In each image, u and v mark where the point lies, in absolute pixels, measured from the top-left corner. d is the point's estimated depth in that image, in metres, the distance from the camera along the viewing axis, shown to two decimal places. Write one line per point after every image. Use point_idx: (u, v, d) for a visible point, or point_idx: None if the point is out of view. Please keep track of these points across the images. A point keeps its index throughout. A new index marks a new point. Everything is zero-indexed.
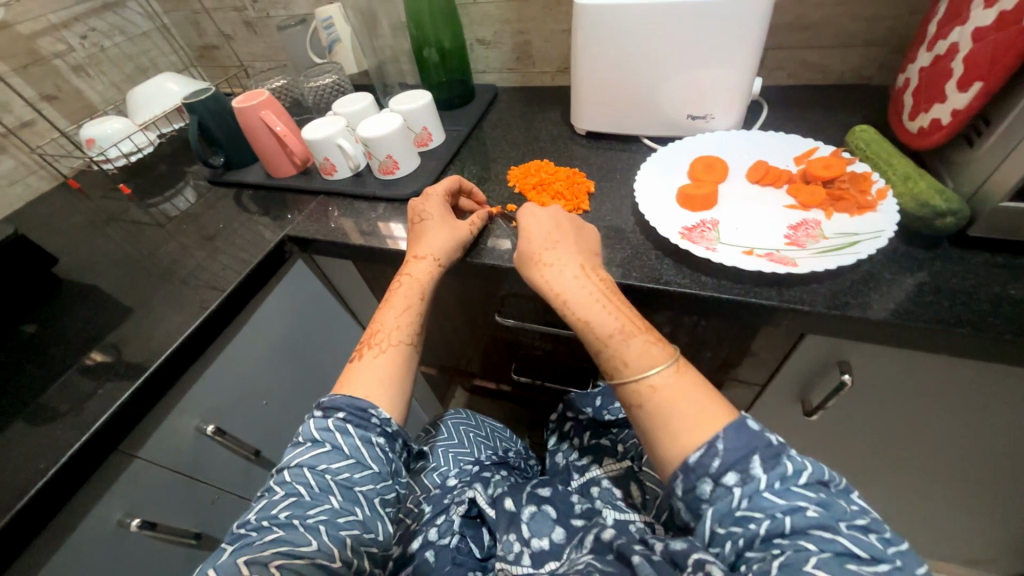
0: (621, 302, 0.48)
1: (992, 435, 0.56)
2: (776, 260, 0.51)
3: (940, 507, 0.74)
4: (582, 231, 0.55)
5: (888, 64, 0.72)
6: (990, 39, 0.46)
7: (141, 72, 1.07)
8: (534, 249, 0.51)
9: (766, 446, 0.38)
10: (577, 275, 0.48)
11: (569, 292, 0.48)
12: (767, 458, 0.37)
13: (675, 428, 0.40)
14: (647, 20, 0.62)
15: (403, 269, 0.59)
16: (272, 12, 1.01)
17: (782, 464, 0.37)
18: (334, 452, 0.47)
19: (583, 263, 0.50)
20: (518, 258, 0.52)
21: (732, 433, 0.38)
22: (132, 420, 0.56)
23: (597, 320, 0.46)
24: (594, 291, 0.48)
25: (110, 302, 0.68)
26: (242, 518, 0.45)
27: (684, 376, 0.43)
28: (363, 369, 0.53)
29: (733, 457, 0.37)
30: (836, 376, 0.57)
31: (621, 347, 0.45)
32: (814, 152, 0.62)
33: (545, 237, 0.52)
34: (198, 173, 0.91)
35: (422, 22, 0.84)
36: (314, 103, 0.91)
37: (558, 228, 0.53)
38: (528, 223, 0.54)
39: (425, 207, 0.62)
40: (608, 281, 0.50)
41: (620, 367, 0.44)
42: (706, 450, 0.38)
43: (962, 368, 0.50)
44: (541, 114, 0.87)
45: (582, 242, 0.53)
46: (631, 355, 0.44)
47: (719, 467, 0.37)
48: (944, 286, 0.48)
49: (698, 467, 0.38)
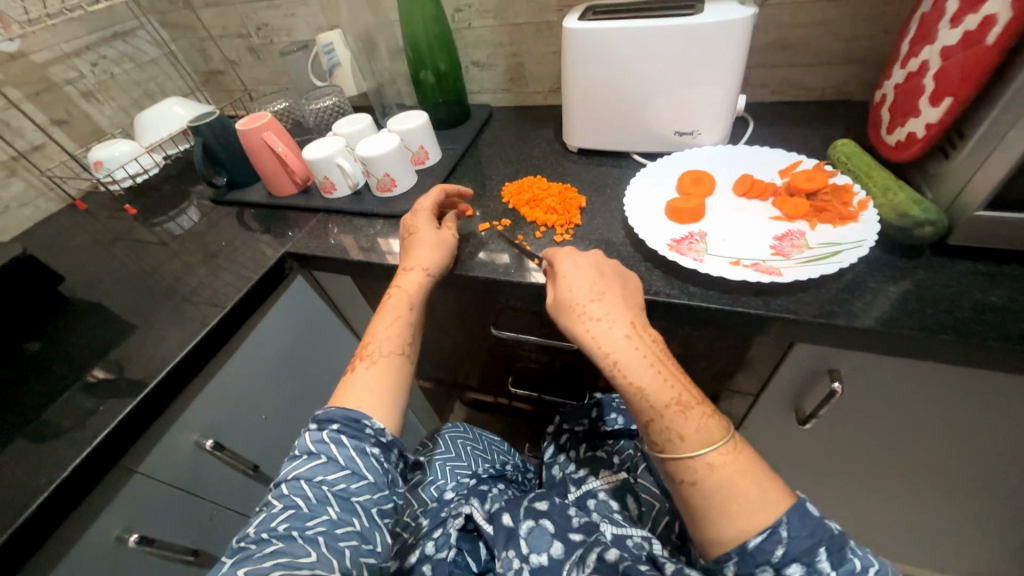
0: (671, 364, 0.47)
1: (982, 440, 0.57)
2: (761, 270, 0.53)
3: (939, 517, 0.74)
4: (625, 281, 0.53)
5: (867, 81, 0.75)
6: (956, 57, 0.49)
7: (149, 97, 1.10)
8: (581, 303, 0.48)
9: (831, 537, 0.39)
10: (629, 335, 0.46)
11: (621, 353, 0.46)
12: (833, 551, 0.39)
13: (734, 510, 0.40)
14: (633, 43, 0.64)
15: (394, 282, 0.61)
16: (275, 38, 1.05)
17: (848, 559, 0.39)
18: (330, 464, 0.48)
19: (632, 321, 0.48)
20: (562, 310, 0.50)
21: (795, 521, 0.39)
22: (133, 435, 0.57)
23: (651, 385, 0.44)
24: (647, 354, 0.46)
25: (114, 319, 0.70)
26: (241, 532, 0.45)
27: (740, 455, 0.42)
28: (357, 381, 0.53)
29: (796, 546, 0.39)
30: (826, 385, 0.58)
31: (676, 419, 0.43)
32: (798, 165, 0.64)
33: (592, 289, 0.49)
34: (202, 193, 0.93)
35: (418, 46, 0.88)
36: (315, 124, 0.94)
37: (603, 279, 0.51)
38: (569, 271, 0.52)
39: (413, 221, 0.64)
40: (655, 339, 0.48)
41: (675, 440, 0.43)
42: (768, 536, 0.39)
43: (950, 374, 0.51)
44: (534, 132, 0.90)
45: (628, 295, 0.51)
46: (689, 429, 0.43)
47: (782, 556, 0.38)
48: (927, 294, 0.50)
49: (759, 552, 0.39)
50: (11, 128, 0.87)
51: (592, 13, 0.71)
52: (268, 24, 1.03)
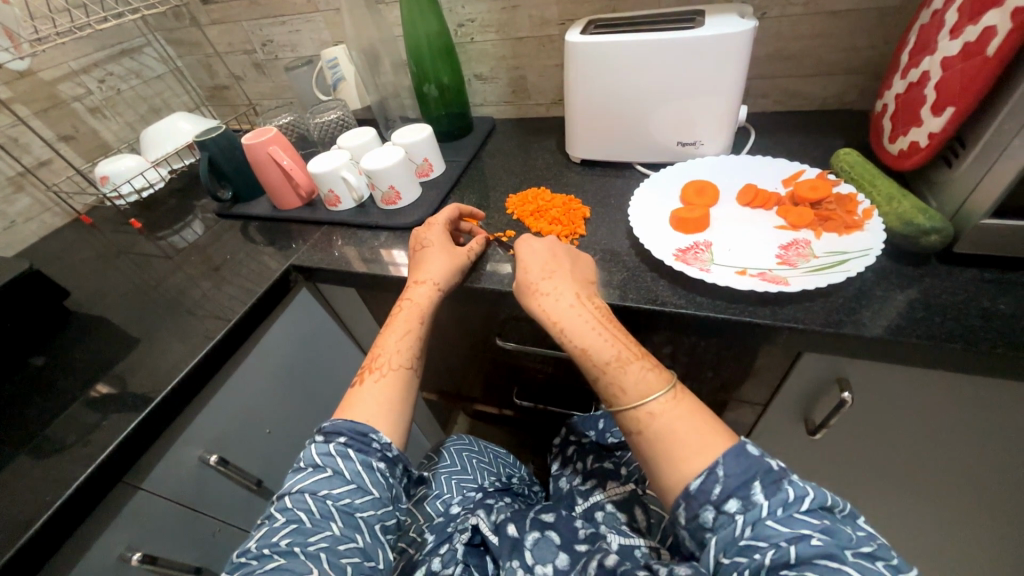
0: (617, 329, 0.50)
1: (994, 448, 0.56)
2: (768, 279, 0.53)
3: (954, 527, 0.72)
4: (576, 260, 0.57)
5: (866, 91, 0.75)
6: (956, 68, 0.49)
7: (154, 112, 1.11)
8: (533, 280, 0.53)
9: (766, 471, 0.39)
10: (575, 305, 0.50)
11: (567, 321, 0.50)
12: (767, 483, 0.38)
13: (675, 453, 0.42)
14: (634, 55, 0.65)
15: (404, 293, 0.61)
16: (280, 54, 1.07)
17: (783, 490, 0.38)
18: (335, 477, 0.47)
19: (578, 291, 0.52)
20: (518, 290, 0.54)
21: (731, 459, 0.40)
22: (138, 451, 0.56)
23: (594, 347, 0.48)
24: (589, 319, 0.49)
25: (118, 334, 0.69)
26: (242, 547, 0.45)
27: (681, 403, 0.44)
28: (365, 393, 0.53)
29: (734, 483, 0.39)
30: (836, 394, 0.57)
31: (617, 374, 0.46)
32: (801, 174, 0.65)
33: (540, 266, 0.54)
34: (206, 207, 0.94)
35: (422, 60, 0.89)
36: (319, 137, 0.95)
37: (553, 258, 0.55)
38: (523, 253, 0.56)
39: (427, 234, 0.65)
40: (602, 308, 0.52)
41: (618, 394, 0.46)
42: (707, 476, 0.39)
43: (961, 382, 0.51)
44: (537, 144, 0.91)
45: (577, 271, 0.55)
46: (629, 382, 0.46)
47: (720, 494, 0.39)
48: (935, 302, 0.49)
49: (700, 494, 0.39)
50: (19, 144, 0.88)
51: (593, 26, 0.72)
52: (273, 41, 1.05)
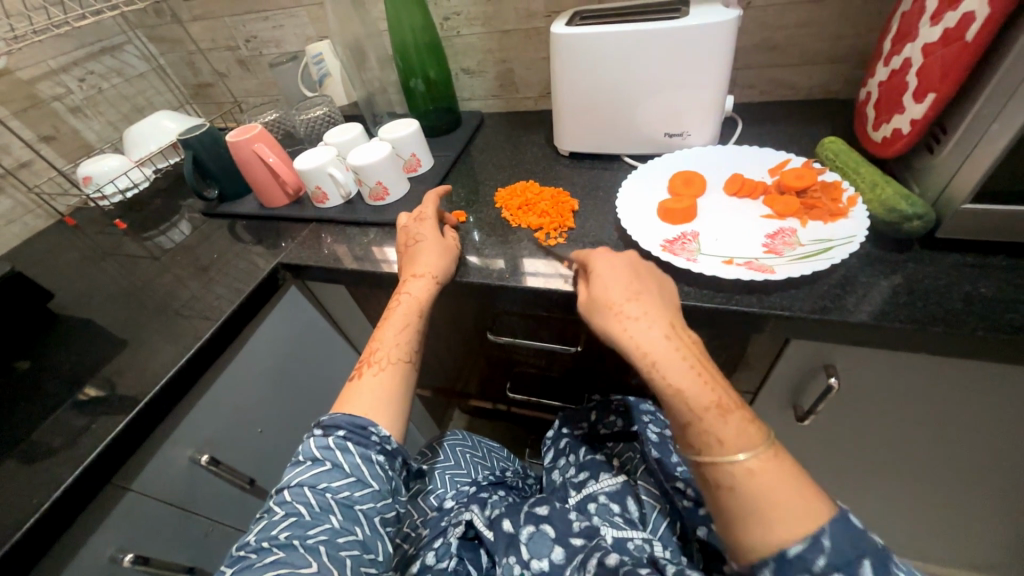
0: (711, 367, 0.45)
1: (976, 429, 0.57)
2: (754, 268, 0.53)
3: (941, 508, 0.74)
4: (663, 285, 0.52)
5: (852, 79, 0.76)
6: (937, 54, 0.49)
7: (137, 111, 1.10)
8: (616, 301, 0.48)
9: (875, 550, 0.36)
10: (668, 335, 0.45)
11: (658, 352, 0.44)
12: (878, 565, 0.35)
13: (774, 517, 0.37)
14: (621, 47, 0.65)
15: (400, 288, 0.60)
16: (264, 50, 1.05)
17: (896, 573, 0.35)
18: (335, 470, 0.47)
19: (671, 322, 0.47)
20: (596, 309, 0.50)
21: (839, 529, 0.36)
22: (124, 453, 0.56)
23: (689, 386, 0.42)
24: (685, 354, 0.44)
25: (105, 336, 0.69)
26: (241, 539, 0.45)
27: (781, 461, 0.39)
28: (363, 386, 0.53)
29: (842, 558, 0.35)
30: (823, 380, 0.58)
31: (712, 421, 0.41)
32: (787, 164, 0.65)
33: (627, 289, 0.49)
34: (192, 206, 0.93)
35: (408, 55, 0.88)
36: (306, 134, 0.94)
37: (638, 280, 0.50)
38: (605, 270, 0.52)
39: (420, 230, 0.64)
40: (696, 342, 0.47)
41: (709, 442, 0.40)
42: (811, 544, 0.35)
43: (944, 365, 0.51)
44: (525, 138, 0.91)
45: (665, 298, 0.50)
46: (728, 430, 0.40)
47: (824, 566, 0.35)
48: (918, 287, 0.50)
49: (799, 561, 0.35)
50: None
51: (579, 18, 0.71)
52: (257, 37, 1.03)
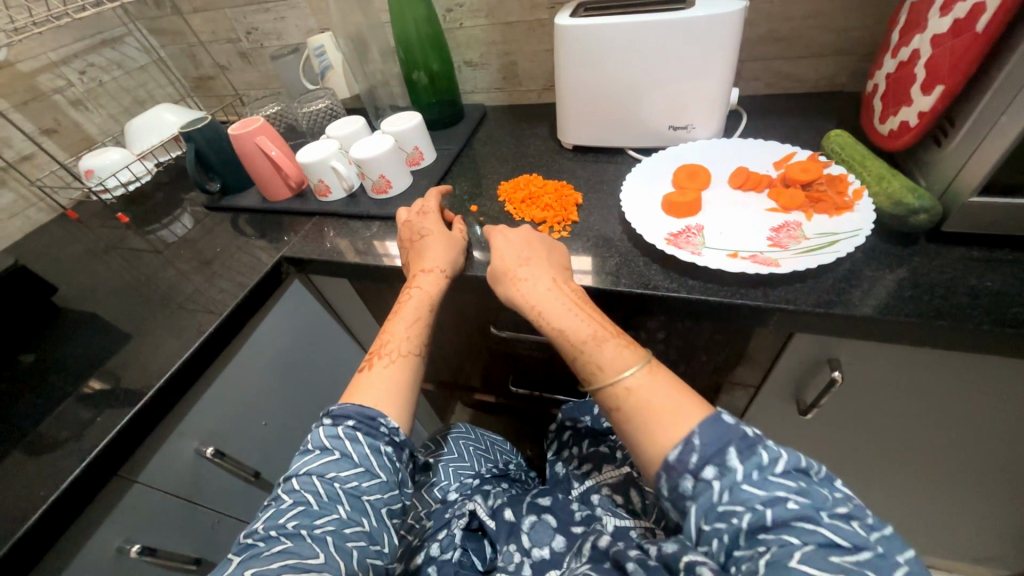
0: (592, 309, 0.52)
1: (979, 422, 0.57)
2: (759, 261, 0.53)
3: (942, 501, 0.74)
4: (553, 247, 0.58)
5: (859, 71, 0.75)
6: (947, 45, 0.49)
7: (139, 104, 1.09)
8: (510, 267, 0.55)
9: (741, 438, 0.39)
10: (550, 288, 0.52)
11: (544, 303, 0.52)
12: (741, 449, 0.39)
13: (653, 427, 0.42)
14: (626, 38, 0.64)
15: (410, 282, 0.60)
16: (266, 42, 1.05)
17: (757, 454, 0.39)
18: (343, 460, 0.48)
19: (555, 277, 0.54)
20: (496, 278, 0.56)
21: (706, 428, 0.40)
22: (130, 445, 0.56)
23: (571, 327, 0.49)
24: (564, 300, 0.51)
25: (109, 329, 0.69)
26: (248, 527, 0.45)
27: (657, 376, 0.45)
28: (373, 378, 0.53)
29: (710, 451, 0.39)
30: (826, 373, 0.58)
31: (594, 351, 0.47)
32: (793, 157, 0.65)
33: (519, 256, 0.56)
34: (195, 200, 0.93)
35: (410, 47, 0.88)
36: (308, 127, 0.93)
37: (529, 246, 0.57)
38: (502, 243, 0.58)
39: (424, 225, 0.65)
40: (578, 291, 0.53)
41: (595, 370, 0.47)
42: (683, 447, 0.40)
43: (948, 359, 0.51)
44: (529, 131, 0.90)
45: (554, 258, 0.57)
46: (605, 358, 0.47)
47: (697, 462, 0.39)
48: (923, 281, 0.50)
49: (678, 464, 0.40)
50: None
51: (583, 9, 0.71)
52: (258, 29, 1.02)
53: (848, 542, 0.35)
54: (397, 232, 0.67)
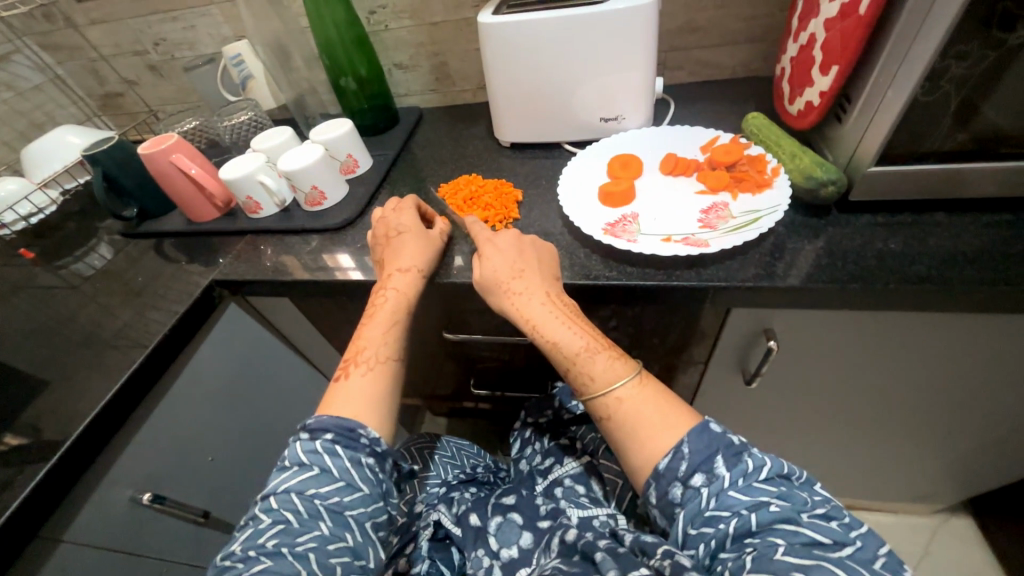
0: (584, 321, 0.52)
1: (900, 373, 0.62)
2: (691, 243, 0.55)
3: (878, 448, 0.80)
4: (544, 254, 0.56)
5: (770, 56, 0.80)
6: (837, 28, 0.52)
7: (37, 128, 1.00)
8: (504, 280, 0.53)
9: (727, 446, 0.43)
10: (545, 302, 0.52)
11: (538, 318, 0.51)
12: (728, 457, 0.42)
13: (644, 438, 0.45)
14: (548, 34, 0.65)
15: (384, 281, 0.58)
16: (177, 53, 0.98)
17: (742, 461, 0.42)
18: (324, 475, 0.46)
19: (548, 290, 0.53)
20: (489, 290, 0.54)
21: (695, 438, 0.43)
22: (50, 504, 0.51)
23: (564, 340, 0.50)
24: (558, 314, 0.51)
25: (19, 378, 0.62)
26: (224, 550, 0.43)
27: (647, 388, 0.48)
28: (351, 387, 0.51)
29: (698, 459, 0.42)
30: (764, 343, 0.61)
31: (587, 364, 0.49)
32: (716, 140, 0.68)
33: (511, 266, 0.54)
34: (111, 228, 0.85)
35: (334, 52, 0.84)
36: (232, 141, 0.88)
37: (522, 257, 0.55)
38: (493, 252, 0.55)
39: (401, 221, 0.62)
40: (570, 304, 0.53)
41: (588, 382, 0.49)
42: (674, 455, 0.43)
43: (867, 318, 0.55)
44: (466, 131, 0.89)
45: (546, 266, 0.55)
46: (598, 370, 0.48)
47: (686, 470, 0.42)
48: (838, 248, 0.54)
49: (668, 472, 0.43)
50: None
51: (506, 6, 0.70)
52: (167, 39, 0.96)
53: (829, 539, 0.37)
54: (371, 230, 0.64)
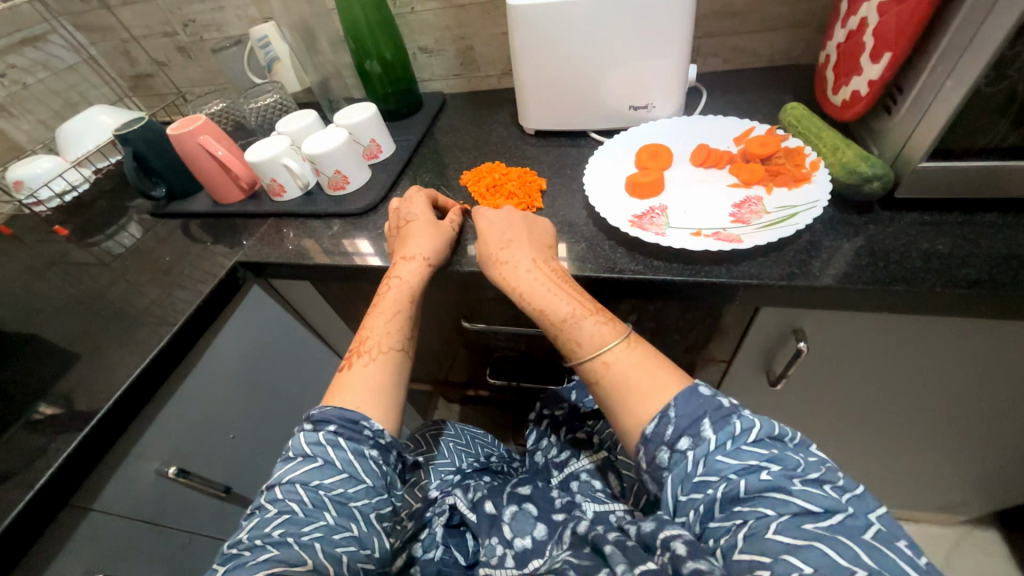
0: (573, 288, 0.52)
1: (936, 380, 0.59)
2: (722, 238, 0.53)
3: (906, 456, 0.78)
4: (535, 225, 0.57)
5: (813, 44, 0.76)
6: (893, 12, 0.49)
7: (72, 108, 1.02)
8: (492, 251, 0.54)
9: (714, 408, 0.41)
10: (531, 269, 0.52)
11: (525, 285, 0.51)
12: (715, 419, 0.41)
13: (633, 401, 0.44)
14: (579, 17, 0.63)
15: (391, 271, 0.58)
16: (205, 34, 0.99)
17: (730, 424, 0.40)
18: (327, 467, 0.46)
19: (536, 257, 0.53)
20: (480, 262, 0.55)
21: (682, 401, 0.42)
22: (81, 472, 0.53)
23: (551, 306, 0.50)
24: (545, 281, 0.51)
25: (53, 350, 0.64)
26: (233, 537, 0.44)
27: (635, 352, 0.46)
28: (354, 377, 0.52)
29: (685, 422, 0.41)
30: (793, 344, 0.59)
31: (575, 330, 0.49)
32: (751, 131, 0.65)
33: (500, 237, 0.55)
34: (140, 207, 0.87)
35: (360, 35, 0.84)
36: (257, 124, 0.88)
37: (511, 227, 0.56)
38: (484, 224, 0.57)
39: (411, 209, 0.62)
40: (559, 270, 0.53)
41: (576, 349, 0.48)
42: (660, 419, 0.42)
43: (905, 322, 0.53)
44: (490, 118, 0.88)
45: (535, 236, 0.56)
46: (585, 336, 0.48)
47: (673, 434, 0.41)
48: (879, 248, 0.51)
49: (654, 436, 0.42)
50: None
51: None
52: (195, 20, 0.96)
53: (820, 508, 0.36)
54: (387, 220, 0.64)
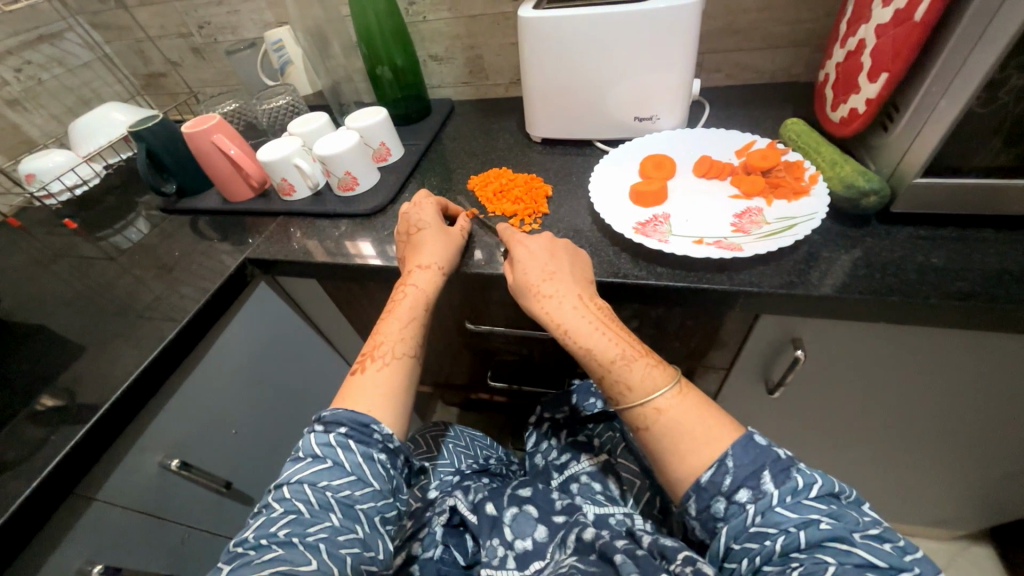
0: (618, 327, 0.52)
1: (931, 391, 0.61)
2: (723, 246, 0.55)
3: (901, 468, 0.78)
4: (576, 258, 0.56)
5: (812, 63, 0.78)
6: (889, 34, 0.51)
7: (85, 104, 1.04)
8: (534, 283, 0.53)
9: (774, 461, 0.42)
10: (577, 307, 0.51)
11: (570, 324, 0.51)
12: (776, 472, 0.41)
13: (686, 449, 0.44)
14: (589, 31, 0.65)
15: (405, 279, 0.59)
16: (220, 36, 1.01)
17: (792, 478, 0.41)
18: (336, 468, 0.47)
19: (581, 293, 0.53)
20: (520, 293, 0.54)
21: (740, 451, 0.43)
22: (87, 461, 0.53)
23: (599, 347, 0.50)
24: (592, 320, 0.51)
25: (60, 341, 0.65)
26: (239, 535, 0.44)
27: (686, 399, 0.47)
28: (365, 382, 0.52)
29: (743, 473, 0.42)
30: (791, 352, 0.61)
31: (623, 372, 0.49)
32: (753, 145, 0.67)
33: (543, 269, 0.53)
34: (149, 203, 0.88)
35: (373, 41, 0.86)
36: (269, 124, 0.90)
37: (554, 259, 0.54)
38: (524, 254, 0.55)
39: (422, 216, 0.63)
40: (603, 307, 0.53)
41: (624, 391, 0.48)
42: (717, 468, 0.42)
43: (900, 333, 0.54)
44: (497, 125, 0.90)
45: (577, 269, 0.55)
46: (635, 379, 0.48)
47: (730, 485, 0.42)
48: (875, 260, 0.53)
49: (710, 485, 0.43)
50: None
51: None
52: (211, 22, 0.98)
53: (885, 563, 0.36)
54: (397, 225, 0.65)
